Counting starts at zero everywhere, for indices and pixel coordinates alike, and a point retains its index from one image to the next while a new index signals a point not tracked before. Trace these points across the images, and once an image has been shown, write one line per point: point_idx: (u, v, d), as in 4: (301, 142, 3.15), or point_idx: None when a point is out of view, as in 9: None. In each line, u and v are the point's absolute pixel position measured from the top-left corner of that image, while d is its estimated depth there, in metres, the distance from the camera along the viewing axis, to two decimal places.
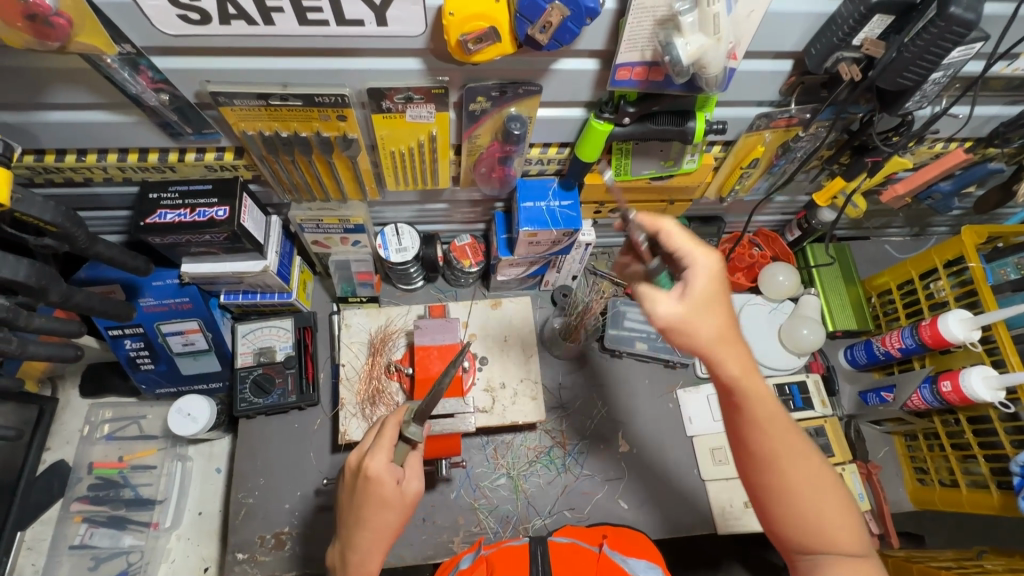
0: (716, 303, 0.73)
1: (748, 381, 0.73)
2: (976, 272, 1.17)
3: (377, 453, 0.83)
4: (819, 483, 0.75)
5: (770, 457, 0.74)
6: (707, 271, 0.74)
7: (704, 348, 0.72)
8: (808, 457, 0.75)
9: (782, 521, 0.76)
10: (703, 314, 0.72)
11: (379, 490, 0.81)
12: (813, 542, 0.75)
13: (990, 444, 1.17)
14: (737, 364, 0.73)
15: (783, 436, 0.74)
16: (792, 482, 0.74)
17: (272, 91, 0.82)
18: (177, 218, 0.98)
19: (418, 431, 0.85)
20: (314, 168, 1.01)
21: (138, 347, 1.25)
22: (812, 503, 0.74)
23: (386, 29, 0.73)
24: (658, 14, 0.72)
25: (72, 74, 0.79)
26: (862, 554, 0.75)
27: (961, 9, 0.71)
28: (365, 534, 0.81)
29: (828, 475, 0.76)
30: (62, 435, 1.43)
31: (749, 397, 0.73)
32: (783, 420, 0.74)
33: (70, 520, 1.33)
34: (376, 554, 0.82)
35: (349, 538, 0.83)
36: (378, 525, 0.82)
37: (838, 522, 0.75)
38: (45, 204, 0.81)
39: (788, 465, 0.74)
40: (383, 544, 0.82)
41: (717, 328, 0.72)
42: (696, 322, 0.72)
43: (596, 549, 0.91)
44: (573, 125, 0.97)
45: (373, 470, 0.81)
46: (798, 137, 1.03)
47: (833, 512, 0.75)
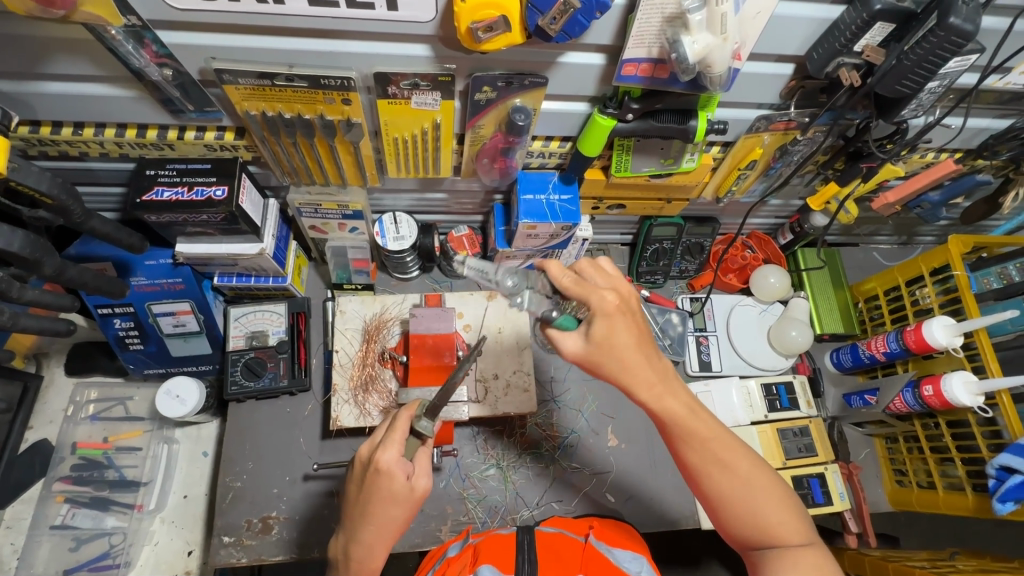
0: (618, 337, 0.79)
1: (666, 398, 0.82)
2: (960, 280, 1.20)
3: (390, 446, 0.82)
4: (744, 488, 0.81)
5: (699, 467, 0.83)
6: (601, 312, 0.78)
7: (615, 377, 0.81)
8: (729, 462, 0.82)
9: (727, 522, 0.83)
10: (604, 351, 0.79)
11: (387, 484, 0.81)
12: (754, 539, 0.82)
13: (967, 448, 1.20)
14: (650, 382, 0.81)
15: (705, 444, 0.82)
16: (723, 488, 0.82)
17: (277, 71, 0.82)
18: (175, 196, 0.98)
19: (429, 426, 0.84)
20: (315, 151, 1.00)
21: (128, 327, 1.23)
22: (748, 501, 0.81)
23: (395, 13, 0.74)
24: (666, 11, 0.73)
25: (73, 45, 0.77)
26: (805, 543, 0.80)
27: (960, 20, 0.72)
28: (369, 530, 0.82)
29: (752, 482, 0.81)
30: (45, 414, 1.41)
31: (666, 413, 0.82)
32: (703, 427, 0.82)
33: (51, 500, 1.31)
34: (380, 550, 0.84)
35: (352, 534, 0.84)
36: (382, 521, 0.82)
37: (775, 516, 0.80)
38: (42, 175, 0.80)
39: (718, 472, 0.82)
40: (386, 542, 0.84)
41: (624, 358, 0.79)
42: (597, 359, 0.80)
43: (582, 538, 0.93)
44: (576, 120, 0.98)
45: (383, 463, 0.81)
46: (796, 140, 1.04)
47: (769, 508, 0.81)
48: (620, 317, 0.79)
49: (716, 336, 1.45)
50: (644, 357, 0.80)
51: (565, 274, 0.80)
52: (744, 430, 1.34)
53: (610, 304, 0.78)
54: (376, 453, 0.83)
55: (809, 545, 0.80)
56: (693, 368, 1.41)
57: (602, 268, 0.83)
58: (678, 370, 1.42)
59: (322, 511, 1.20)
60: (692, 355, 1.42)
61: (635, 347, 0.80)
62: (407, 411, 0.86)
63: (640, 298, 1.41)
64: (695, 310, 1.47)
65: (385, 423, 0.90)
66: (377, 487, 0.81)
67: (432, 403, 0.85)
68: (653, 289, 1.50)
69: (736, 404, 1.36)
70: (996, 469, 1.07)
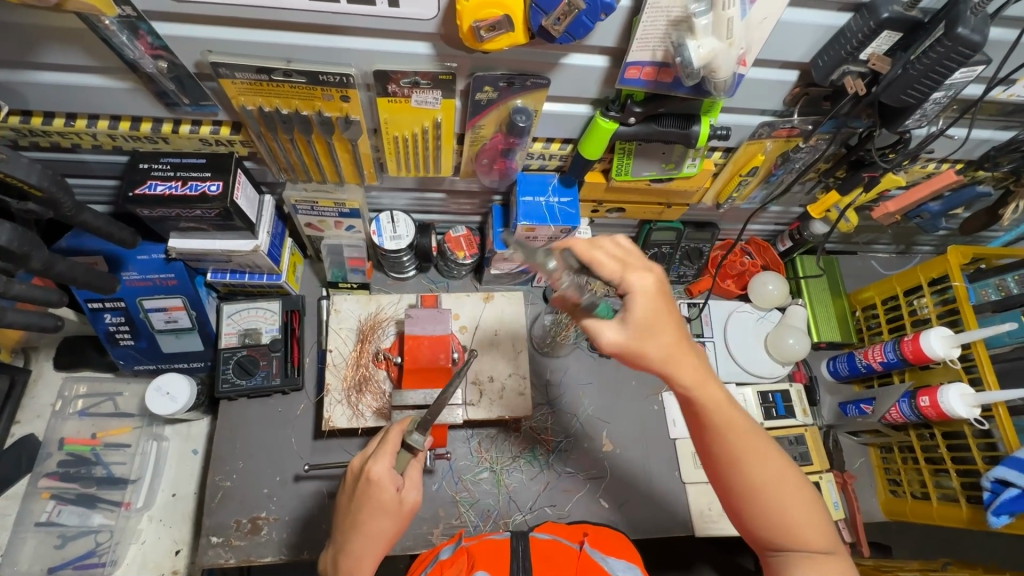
0: (656, 323, 0.73)
1: (703, 382, 0.76)
2: (959, 291, 1.20)
3: (381, 457, 0.82)
4: (774, 491, 0.77)
5: (733, 461, 0.77)
6: (641, 292, 0.72)
7: (655, 368, 0.74)
8: (762, 457, 0.77)
9: (749, 520, 0.80)
10: (649, 337, 0.73)
11: (379, 495, 0.80)
12: (779, 542, 0.79)
13: (962, 459, 1.20)
14: (689, 370, 0.75)
15: (738, 436, 0.77)
16: (756, 480, 0.77)
17: (275, 66, 0.80)
18: (168, 191, 0.96)
19: (420, 440, 0.82)
20: (312, 148, 0.99)
21: (119, 322, 1.22)
22: (776, 503, 0.77)
23: (397, 10, 0.72)
24: (672, 14, 0.72)
25: (65, 34, 0.76)
26: (827, 551, 0.78)
27: (968, 30, 0.72)
28: (358, 541, 0.81)
29: (784, 485, 0.77)
30: (33, 408, 1.39)
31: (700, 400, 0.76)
32: (734, 417, 0.77)
33: (36, 496, 1.29)
34: (369, 562, 0.82)
35: (342, 544, 0.83)
36: (372, 531, 0.81)
37: (804, 521, 0.77)
38: (31, 167, 0.79)
39: (748, 467, 0.77)
40: (374, 555, 0.82)
41: (666, 347, 0.73)
42: (641, 347, 0.73)
43: (576, 546, 0.92)
44: (577, 122, 0.97)
45: (375, 474, 0.81)
46: (798, 148, 1.04)
47: (797, 513, 0.77)
48: (660, 301, 0.73)
49: (713, 342, 1.44)
50: (686, 345, 0.74)
51: (601, 252, 0.75)
52: None
53: (651, 286, 0.72)
54: (369, 464, 0.83)
55: (833, 552, 0.78)
56: None
57: (625, 249, 0.77)
58: None
59: (312, 512, 1.18)
60: None
61: (674, 336, 0.73)
62: (400, 427, 0.86)
63: None
64: (693, 315, 1.46)
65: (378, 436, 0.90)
66: (368, 498, 0.81)
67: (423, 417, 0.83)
68: None
69: None
70: (991, 482, 1.07)
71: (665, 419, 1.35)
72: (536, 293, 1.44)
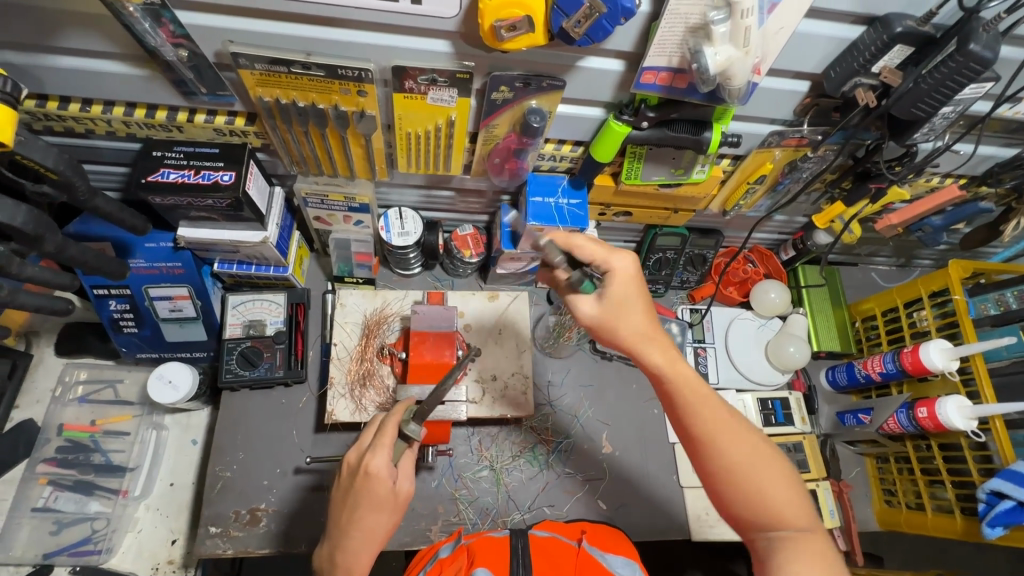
0: (630, 300, 0.86)
1: (674, 358, 0.84)
2: (959, 304, 1.21)
3: (379, 451, 0.83)
4: (744, 465, 0.77)
5: (704, 438, 0.79)
6: (622, 272, 0.86)
7: (627, 343, 0.86)
8: (733, 430, 0.78)
9: (729, 500, 0.78)
10: (620, 315, 0.86)
11: (376, 488, 0.82)
12: (759, 521, 0.76)
13: (958, 471, 1.21)
14: (660, 346, 0.85)
15: (708, 412, 0.80)
16: (728, 458, 0.77)
17: (295, 59, 0.81)
18: (181, 179, 0.97)
19: (416, 430, 0.85)
20: (326, 141, 1.00)
21: (123, 309, 1.22)
22: (750, 476, 0.76)
23: (419, 7, 0.73)
24: (691, 21, 0.73)
25: (88, 19, 0.76)
26: (805, 529, 0.75)
27: (980, 47, 0.73)
28: (355, 536, 0.83)
29: (755, 457, 0.77)
30: (33, 393, 1.38)
31: (673, 373, 0.83)
32: (703, 394, 0.81)
33: (34, 482, 1.29)
34: (365, 553, 0.83)
35: (338, 540, 0.84)
36: (369, 526, 0.83)
37: (778, 494, 0.76)
38: (48, 150, 0.79)
39: (717, 443, 0.78)
40: (371, 549, 0.84)
41: (637, 322, 0.86)
42: (613, 321, 0.86)
43: (575, 543, 0.93)
44: (590, 125, 0.98)
45: (374, 468, 0.82)
46: (806, 157, 1.05)
47: (773, 485, 0.76)
48: (635, 281, 0.87)
49: (714, 349, 1.45)
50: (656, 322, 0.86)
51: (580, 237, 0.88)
52: None
53: (630, 268, 0.86)
54: (365, 457, 0.84)
55: (811, 529, 0.74)
56: None
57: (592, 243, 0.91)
58: None
59: (311, 505, 1.18)
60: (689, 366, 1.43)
61: (646, 310, 0.86)
62: (396, 416, 0.87)
63: None
64: (695, 321, 1.47)
65: (371, 428, 0.91)
66: (365, 493, 0.82)
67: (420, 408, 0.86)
68: (654, 298, 1.51)
69: None
70: (987, 493, 1.08)
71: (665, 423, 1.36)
72: (539, 294, 1.45)
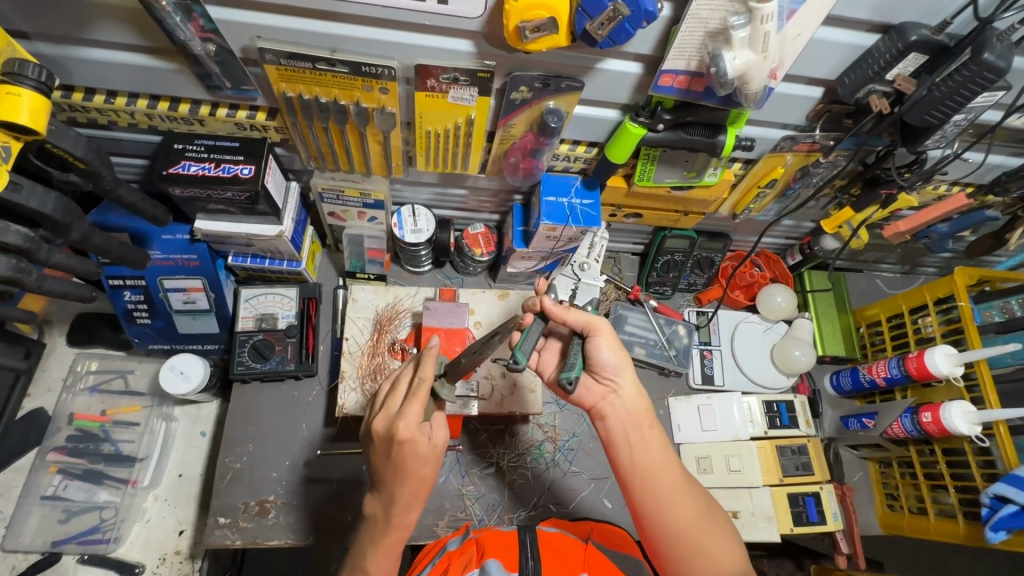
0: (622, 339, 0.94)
1: (643, 412, 0.91)
2: (965, 311, 1.22)
3: (411, 413, 0.82)
4: (699, 528, 0.86)
5: (660, 497, 0.86)
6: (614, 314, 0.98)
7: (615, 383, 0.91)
8: (683, 490, 0.87)
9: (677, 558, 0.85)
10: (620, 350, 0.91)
11: (413, 449, 0.81)
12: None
13: (961, 476, 1.22)
14: (636, 395, 0.91)
15: (662, 471, 0.87)
16: (683, 516, 0.85)
17: (320, 55, 0.82)
18: (201, 171, 0.98)
19: (449, 392, 0.87)
20: (345, 137, 1.01)
21: (137, 300, 1.23)
22: (698, 535, 0.85)
23: (445, 7, 0.75)
24: (710, 26, 0.75)
25: (119, 13, 0.78)
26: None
27: (993, 56, 0.75)
28: (404, 491, 0.83)
29: (701, 517, 0.87)
30: (44, 382, 1.39)
31: (641, 426, 0.90)
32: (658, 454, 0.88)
33: (44, 470, 1.30)
34: (416, 503, 0.85)
35: (388, 495, 0.85)
36: (416, 481, 0.83)
37: (725, 555, 0.86)
38: (77, 139, 0.80)
39: (671, 501, 0.85)
40: (421, 498, 0.86)
41: (625, 367, 0.91)
42: (616, 354, 0.90)
43: (583, 540, 0.94)
44: (606, 126, 0.99)
45: (405, 432, 0.80)
46: (818, 162, 1.07)
47: (716, 541, 0.86)
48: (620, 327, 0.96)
49: (720, 351, 1.46)
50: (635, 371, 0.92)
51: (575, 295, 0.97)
52: (743, 445, 1.34)
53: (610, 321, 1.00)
54: (395, 422, 0.82)
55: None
56: (694, 381, 1.43)
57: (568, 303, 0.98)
58: (681, 382, 1.44)
59: (320, 498, 1.19)
60: (695, 367, 1.44)
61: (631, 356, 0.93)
62: (428, 377, 0.85)
63: (648, 308, 1.43)
64: (701, 323, 1.48)
65: (394, 392, 0.88)
66: (404, 453, 0.81)
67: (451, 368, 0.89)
68: (661, 300, 1.52)
69: (736, 419, 1.36)
70: (990, 498, 1.09)
71: (670, 424, 1.38)
72: None
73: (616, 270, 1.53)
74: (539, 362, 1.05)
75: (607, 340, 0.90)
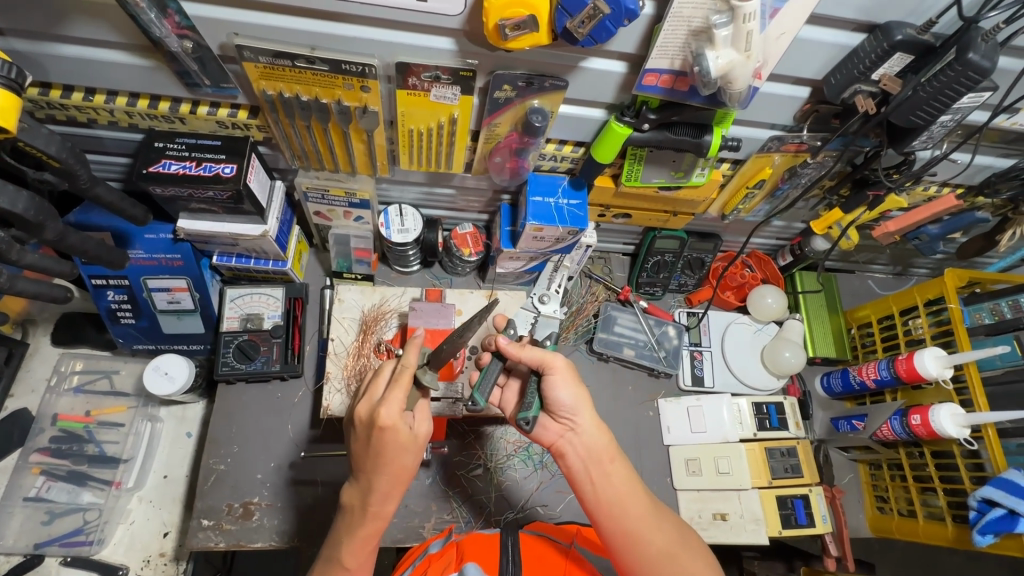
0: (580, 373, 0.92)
1: (603, 446, 0.90)
2: (954, 313, 1.22)
3: (391, 401, 0.81)
4: (673, 554, 0.85)
5: (629, 527, 0.85)
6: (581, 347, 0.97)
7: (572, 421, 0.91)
8: (652, 520, 0.86)
9: None
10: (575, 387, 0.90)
11: (394, 437, 0.80)
12: None
13: (950, 479, 1.21)
14: (594, 430, 0.91)
15: (629, 504, 0.86)
16: (653, 545, 0.84)
17: (299, 53, 0.81)
18: (182, 170, 0.97)
19: (433, 379, 0.88)
20: (328, 136, 1.00)
21: (121, 300, 1.21)
22: (673, 563, 0.84)
23: (424, 4, 0.74)
24: (693, 24, 0.74)
25: (93, 8, 0.76)
26: None
27: (978, 56, 0.74)
28: (382, 479, 0.82)
29: (674, 544, 0.85)
30: (27, 382, 1.38)
31: (604, 463, 0.89)
32: (624, 486, 0.88)
33: (26, 471, 1.28)
34: (394, 494, 0.84)
35: (366, 484, 0.83)
36: (395, 469, 0.82)
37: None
38: (51, 138, 0.79)
39: (640, 531, 0.85)
40: (399, 488, 0.84)
41: (581, 404, 0.90)
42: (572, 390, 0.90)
43: (566, 544, 0.93)
44: (592, 126, 0.99)
45: (387, 420, 0.79)
46: (806, 163, 1.06)
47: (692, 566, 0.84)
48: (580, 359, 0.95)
49: (710, 352, 1.46)
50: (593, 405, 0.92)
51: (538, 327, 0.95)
52: (732, 447, 1.33)
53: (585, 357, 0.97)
54: (377, 408, 0.81)
55: None
56: (685, 382, 1.43)
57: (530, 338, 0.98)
58: (670, 384, 1.44)
59: (305, 500, 1.18)
60: (685, 369, 1.44)
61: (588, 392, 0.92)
62: (412, 365, 0.85)
63: (639, 309, 1.43)
64: (692, 324, 1.48)
65: (379, 380, 0.87)
66: (384, 442, 0.80)
67: (434, 357, 0.90)
68: (651, 300, 1.51)
69: (726, 421, 1.35)
70: (978, 501, 1.08)
71: (659, 425, 1.38)
72: None
73: (607, 270, 1.52)
74: (501, 399, 1.06)
75: (562, 377, 0.90)
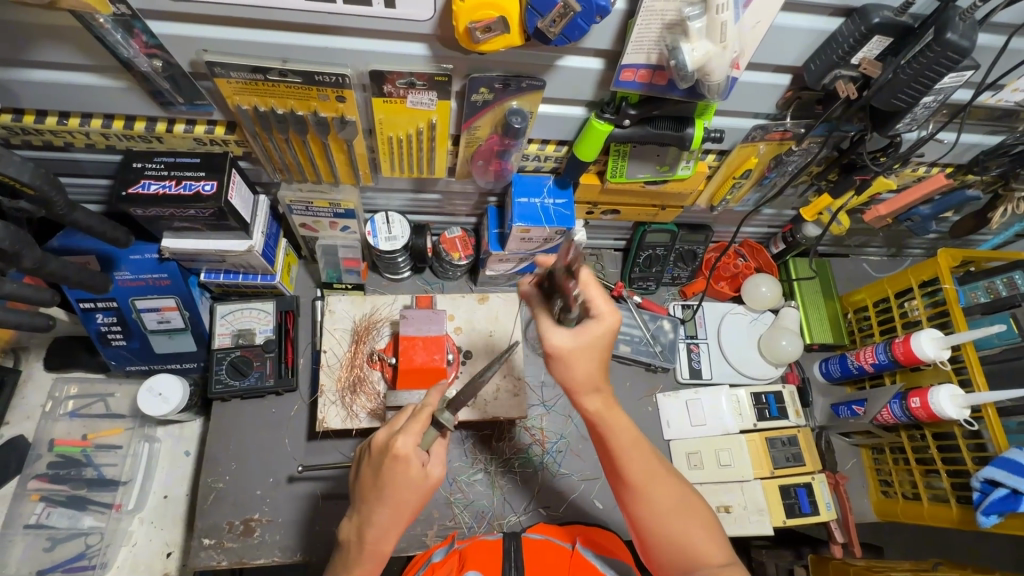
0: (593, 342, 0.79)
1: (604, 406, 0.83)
2: (948, 293, 1.21)
3: (408, 432, 0.80)
4: (672, 514, 0.83)
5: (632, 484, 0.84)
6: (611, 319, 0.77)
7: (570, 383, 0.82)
8: (654, 481, 0.83)
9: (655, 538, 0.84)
10: (582, 355, 0.79)
11: (404, 471, 0.80)
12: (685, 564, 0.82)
13: (952, 460, 1.21)
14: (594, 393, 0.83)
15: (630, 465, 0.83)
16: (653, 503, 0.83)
17: (271, 65, 0.80)
18: (162, 190, 0.96)
19: (451, 419, 0.83)
20: (307, 147, 0.99)
21: (110, 322, 1.21)
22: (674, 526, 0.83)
23: (393, 11, 0.73)
24: (667, 18, 0.73)
25: (58, 32, 0.75)
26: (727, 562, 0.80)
27: (957, 36, 0.73)
28: (383, 513, 0.81)
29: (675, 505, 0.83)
30: (23, 409, 1.37)
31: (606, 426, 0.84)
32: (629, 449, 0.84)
33: (26, 498, 1.26)
34: (393, 531, 0.83)
35: (366, 515, 0.83)
36: (397, 504, 0.81)
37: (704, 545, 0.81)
38: (24, 165, 0.78)
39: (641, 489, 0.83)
40: (399, 527, 0.83)
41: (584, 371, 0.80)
42: (572, 358, 0.79)
43: (569, 545, 0.92)
44: (572, 124, 0.98)
45: (401, 449, 0.79)
46: (791, 150, 1.05)
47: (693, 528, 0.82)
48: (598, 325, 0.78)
49: (707, 344, 1.45)
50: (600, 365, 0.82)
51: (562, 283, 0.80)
52: (733, 438, 1.32)
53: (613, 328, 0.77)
54: (394, 436, 0.81)
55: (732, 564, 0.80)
56: (683, 375, 1.41)
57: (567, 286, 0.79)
58: (668, 378, 1.43)
59: (307, 513, 1.18)
60: (682, 362, 1.43)
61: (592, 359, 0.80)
62: (434, 403, 0.84)
63: (632, 304, 1.41)
64: (687, 317, 1.47)
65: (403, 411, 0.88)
66: (394, 474, 0.80)
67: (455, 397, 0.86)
68: (645, 295, 1.50)
69: (725, 411, 1.36)
70: (981, 482, 1.08)
71: (659, 420, 1.37)
72: None
73: (599, 267, 1.51)
74: None
75: (562, 357, 0.79)
